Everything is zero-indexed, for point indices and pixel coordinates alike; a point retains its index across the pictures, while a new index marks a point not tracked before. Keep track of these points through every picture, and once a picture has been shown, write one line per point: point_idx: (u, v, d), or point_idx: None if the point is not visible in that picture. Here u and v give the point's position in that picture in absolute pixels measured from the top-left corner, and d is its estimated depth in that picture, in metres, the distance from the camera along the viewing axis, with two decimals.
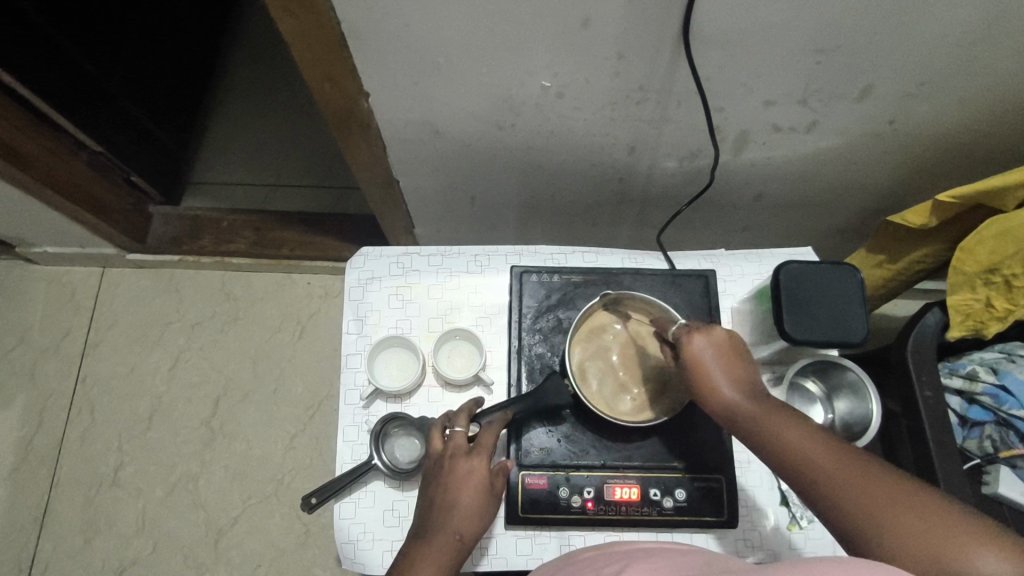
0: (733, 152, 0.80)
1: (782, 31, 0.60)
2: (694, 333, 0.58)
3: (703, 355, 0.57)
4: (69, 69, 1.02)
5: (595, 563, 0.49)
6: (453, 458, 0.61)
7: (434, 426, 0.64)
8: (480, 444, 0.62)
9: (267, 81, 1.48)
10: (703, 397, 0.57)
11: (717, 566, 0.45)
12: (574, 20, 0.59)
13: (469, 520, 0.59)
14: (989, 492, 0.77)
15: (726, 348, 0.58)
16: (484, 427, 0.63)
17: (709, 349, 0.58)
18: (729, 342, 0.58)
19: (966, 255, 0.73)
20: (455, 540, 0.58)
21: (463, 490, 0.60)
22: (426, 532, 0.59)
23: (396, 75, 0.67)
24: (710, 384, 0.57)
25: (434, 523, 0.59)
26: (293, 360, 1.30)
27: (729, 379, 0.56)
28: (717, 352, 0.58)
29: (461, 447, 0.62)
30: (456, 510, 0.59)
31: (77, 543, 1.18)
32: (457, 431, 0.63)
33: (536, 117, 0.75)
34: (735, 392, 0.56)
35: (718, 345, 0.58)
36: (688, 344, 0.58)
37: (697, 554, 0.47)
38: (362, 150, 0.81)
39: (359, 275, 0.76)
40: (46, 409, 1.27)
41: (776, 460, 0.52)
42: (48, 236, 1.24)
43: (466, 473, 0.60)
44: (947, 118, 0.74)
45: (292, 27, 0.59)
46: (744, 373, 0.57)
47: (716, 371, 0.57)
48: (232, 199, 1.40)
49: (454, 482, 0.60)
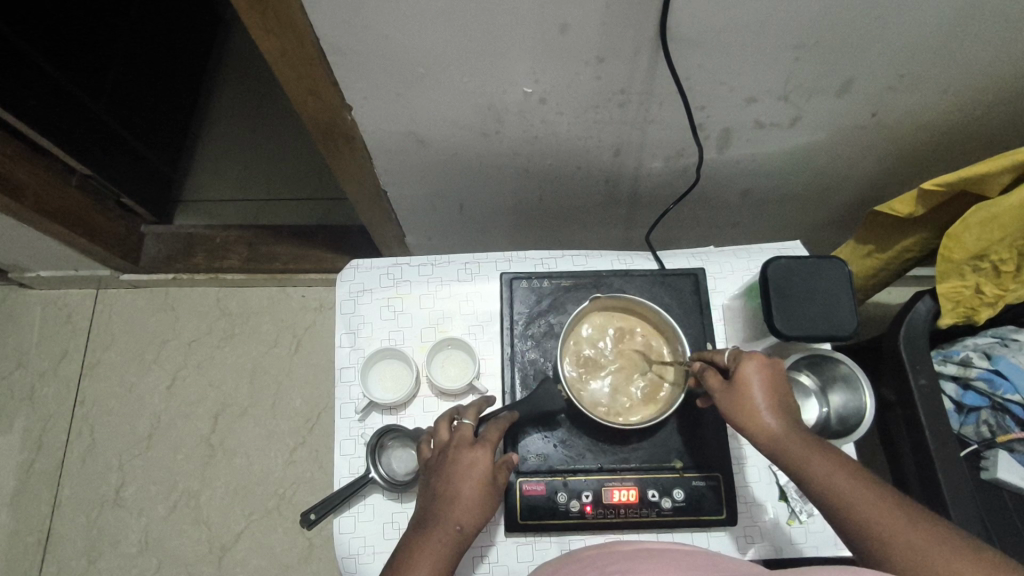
0: (718, 149, 0.80)
1: (759, 30, 0.60)
2: (746, 359, 0.58)
3: (753, 379, 0.57)
4: (56, 95, 1.02)
5: (589, 564, 0.49)
6: (457, 449, 0.60)
7: (440, 419, 0.64)
8: (485, 437, 0.61)
9: (253, 96, 1.48)
10: (745, 427, 0.56)
11: (707, 564, 0.45)
12: (552, 27, 0.59)
13: (471, 512, 0.58)
14: (987, 476, 0.78)
15: (774, 373, 0.57)
16: (491, 422, 0.63)
17: (753, 372, 0.57)
18: (774, 367, 0.57)
19: (954, 245, 0.73)
20: (456, 532, 0.57)
21: (466, 480, 0.58)
22: (428, 522, 0.57)
23: (378, 88, 0.68)
24: (750, 405, 0.56)
25: (435, 512, 0.57)
26: (291, 374, 1.30)
27: (773, 410, 0.55)
28: (762, 377, 0.57)
29: (465, 439, 0.61)
30: (458, 500, 0.58)
31: (81, 565, 1.18)
32: (464, 423, 0.62)
33: (521, 123, 0.75)
34: (777, 421, 0.55)
35: (763, 372, 0.57)
36: (741, 369, 0.57)
37: (690, 554, 0.47)
38: (348, 162, 0.81)
39: (350, 287, 0.76)
40: (45, 433, 1.27)
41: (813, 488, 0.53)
42: (41, 260, 1.25)
43: (470, 463, 0.59)
44: (929, 108, 0.74)
45: (270, 44, 0.59)
46: (786, 402, 0.56)
47: (758, 393, 0.56)
48: (223, 215, 1.40)
49: (456, 472, 0.59)
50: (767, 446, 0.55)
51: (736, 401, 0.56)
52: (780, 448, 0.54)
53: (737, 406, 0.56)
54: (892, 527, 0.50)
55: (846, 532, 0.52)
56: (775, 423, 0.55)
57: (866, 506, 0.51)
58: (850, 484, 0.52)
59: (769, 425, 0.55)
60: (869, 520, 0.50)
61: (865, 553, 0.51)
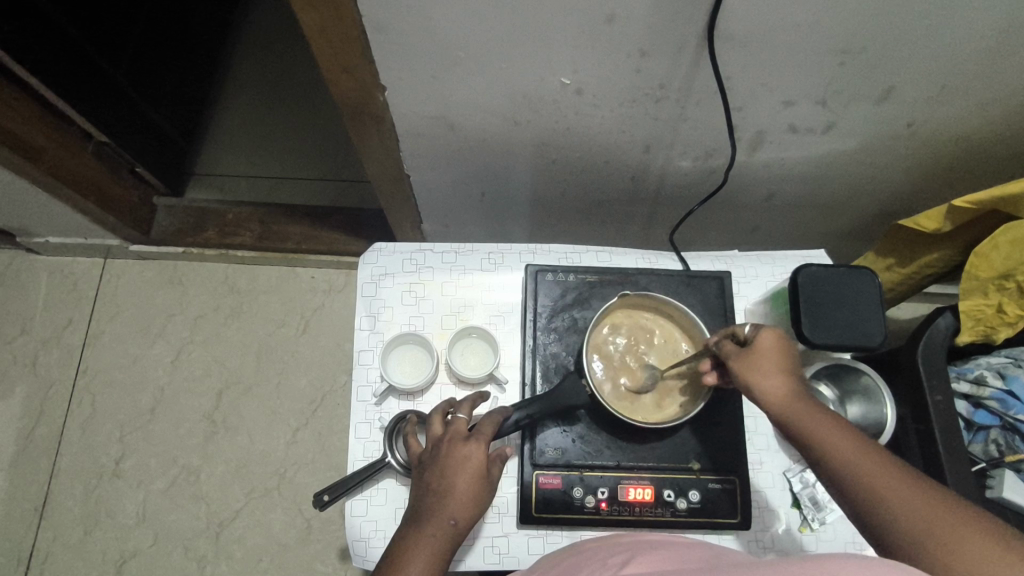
0: (749, 152, 0.79)
1: (805, 34, 0.60)
2: (762, 328, 0.59)
3: (768, 348, 0.58)
4: (77, 58, 1.00)
5: (596, 555, 0.48)
6: (450, 443, 0.60)
7: (434, 412, 0.63)
8: (479, 430, 0.61)
9: (273, 71, 1.47)
10: (757, 393, 0.57)
11: (718, 559, 0.44)
12: (598, 17, 0.58)
13: (465, 506, 0.58)
14: (993, 495, 0.77)
15: (788, 347, 0.58)
16: (484, 417, 0.62)
17: (770, 343, 0.58)
18: (790, 343, 0.59)
19: (980, 261, 0.75)
20: (450, 526, 0.57)
21: (459, 475, 0.58)
22: (420, 518, 0.57)
23: (417, 71, 0.67)
24: (762, 374, 0.57)
25: (426, 508, 0.57)
26: (296, 355, 1.30)
27: (788, 380, 0.56)
28: (778, 349, 0.58)
29: (460, 432, 0.61)
30: (452, 495, 0.58)
31: (77, 535, 1.17)
32: (457, 417, 0.62)
33: (555, 114, 0.74)
34: (787, 390, 0.56)
35: (779, 345, 0.58)
36: (757, 338, 0.59)
37: (700, 549, 0.47)
38: (376, 145, 0.80)
39: (372, 270, 0.75)
40: (47, 400, 1.26)
41: (820, 455, 0.53)
42: (52, 226, 1.23)
43: (463, 458, 0.59)
44: (963, 123, 0.74)
45: (313, 19, 0.58)
46: (798, 377, 0.58)
47: (771, 363, 0.57)
48: (236, 190, 1.39)
49: (450, 467, 0.58)
50: (780, 415, 0.56)
51: (749, 369, 0.58)
52: (789, 414, 0.55)
53: (750, 375, 0.57)
54: (896, 493, 0.49)
55: (849, 500, 0.51)
56: (787, 392, 0.56)
57: (869, 473, 0.50)
58: (855, 452, 0.51)
59: (779, 391, 0.56)
60: (875, 488, 0.49)
61: (871, 522, 0.49)
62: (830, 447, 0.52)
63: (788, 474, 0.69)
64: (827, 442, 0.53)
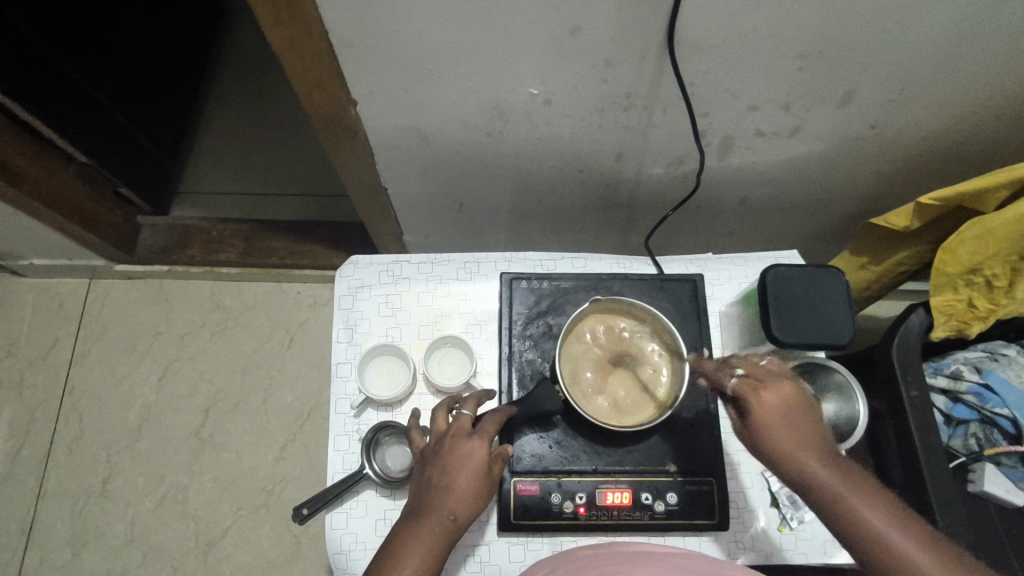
0: (719, 156, 0.80)
1: (763, 40, 0.61)
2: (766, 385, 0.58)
3: (772, 404, 0.57)
4: (57, 81, 1.01)
5: (592, 560, 0.49)
6: (454, 439, 0.60)
7: (439, 408, 0.64)
8: (483, 428, 0.61)
9: (255, 88, 1.48)
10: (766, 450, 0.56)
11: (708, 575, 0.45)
12: (562, 29, 0.59)
13: (465, 502, 0.58)
14: (974, 489, 0.77)
15: (790, 396, 0.58)
16: (490, 414, 0.63)
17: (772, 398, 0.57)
18: (791, 394, 0.58)
19: (948, 257, 0.76)
20: (448, 522, 0.57)
21: (461, 471, 0.58)
22: (419, 513, 0.57)
23: (387, 85, 0.68)
24: (768, 431, 0.56)
25: (426, 502, 0.57)
26: (283, 370, 1.30)
27: (793, 435, 0.56)
28: (781, 402, 0.57)
29: (463, 429, 0.61)
30: (453, 490, 0.58)
31: (64, 557, 1.17)
32: (462, 413, 0.62)
33: (526, 124, 0.75)
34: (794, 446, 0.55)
35: (781, 399, 0.57)
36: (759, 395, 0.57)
37: (693, 563, 0.47)
38: (351, 158, 0.81)
39: (349, 283, 0.75)
40: (33, 421, 1.25)
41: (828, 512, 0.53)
42: (36, 248, 1.23)
43: (467, 453, 0.59)
44: (927, 122, 0.75)
45: (281, 35, 0.59)
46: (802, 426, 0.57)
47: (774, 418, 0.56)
48: (220, 208, 1.40)
49: (453, 462, 0.59)
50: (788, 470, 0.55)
51: (757, 425, 0.57)
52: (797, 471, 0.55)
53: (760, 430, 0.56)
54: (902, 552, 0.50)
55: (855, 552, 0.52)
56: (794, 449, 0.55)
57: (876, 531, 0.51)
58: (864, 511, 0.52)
59: (788, 449, 0.55)
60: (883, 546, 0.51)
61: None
62: (838, 505, 0.53)
63: (766, 473, 0.69)
64: (836, 500, 0.53)
